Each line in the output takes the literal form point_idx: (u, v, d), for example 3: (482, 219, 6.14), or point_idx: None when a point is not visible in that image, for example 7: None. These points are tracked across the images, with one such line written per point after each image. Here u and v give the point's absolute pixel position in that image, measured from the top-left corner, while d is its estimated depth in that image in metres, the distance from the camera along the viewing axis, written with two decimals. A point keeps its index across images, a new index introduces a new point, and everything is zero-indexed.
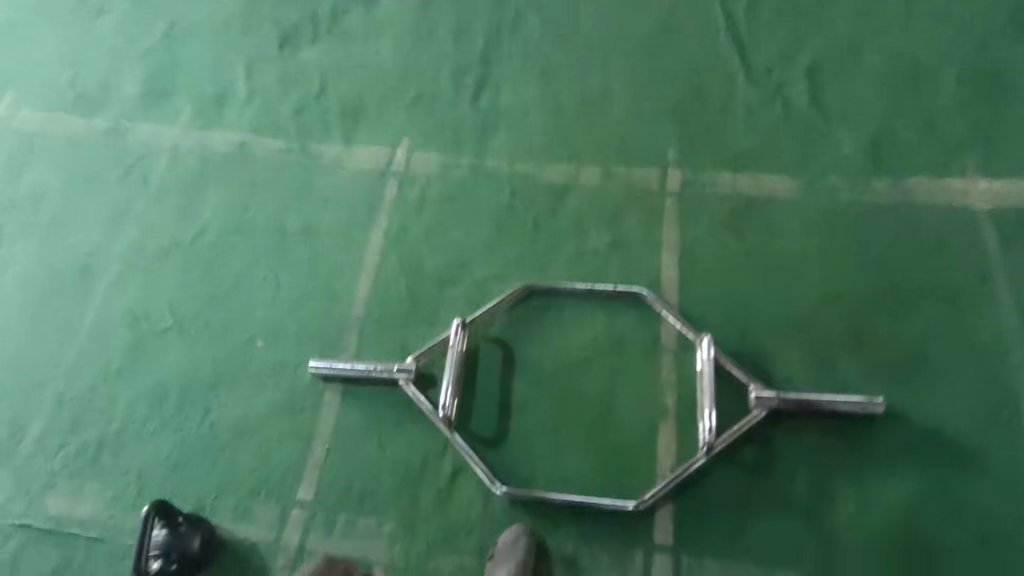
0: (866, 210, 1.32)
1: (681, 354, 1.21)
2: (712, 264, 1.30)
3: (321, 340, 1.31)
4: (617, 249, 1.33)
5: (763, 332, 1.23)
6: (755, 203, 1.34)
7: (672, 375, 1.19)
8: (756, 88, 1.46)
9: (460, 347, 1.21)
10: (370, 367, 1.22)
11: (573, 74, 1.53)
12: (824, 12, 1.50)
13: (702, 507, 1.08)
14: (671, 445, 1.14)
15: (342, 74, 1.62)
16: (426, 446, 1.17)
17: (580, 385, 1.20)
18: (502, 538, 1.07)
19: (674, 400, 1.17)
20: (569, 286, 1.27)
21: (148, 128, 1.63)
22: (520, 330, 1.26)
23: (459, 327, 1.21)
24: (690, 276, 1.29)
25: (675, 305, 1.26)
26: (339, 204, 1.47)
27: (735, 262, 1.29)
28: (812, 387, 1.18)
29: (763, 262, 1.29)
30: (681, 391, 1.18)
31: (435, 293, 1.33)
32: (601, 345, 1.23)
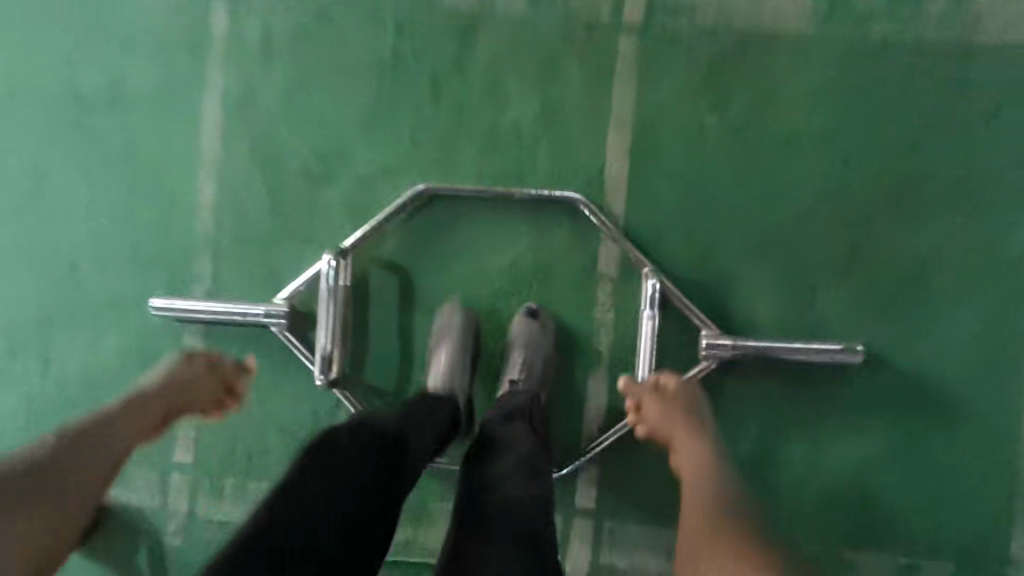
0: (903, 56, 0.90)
1: (621, 284, 0.95)
2: (673, 146, 0.93)
3: (166, 263, 1.03)
4: (547, 123, 0.94)
5: (731, 248, 0.93)
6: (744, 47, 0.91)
7: (607, 309, 0.96)
8: None
9: (344, 283, 0.95)
10: (218, 309, 0.96)
11: None
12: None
13: (628, 465, 0.95)
14: (605, 393, 0.96)
15: None
16: (315, 402, 0.99)
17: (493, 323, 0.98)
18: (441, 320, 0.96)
19: (610, 343, 0.96)
20: (476, 190, 0.94)
21: None
22: (417, 248, 0.98)
23: (347, 254, 0.95)
24: (643, 171, 0.93)
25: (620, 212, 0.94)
26: (151, 47, 1.03)
27: (709, 143, 0.92)
28: (775, 330, 0.93)
29: (744, 140, 0.92)
30: (619, 332, 0.95)
31: (303, 195, 1.01)
32: (519, 270, 0.97)
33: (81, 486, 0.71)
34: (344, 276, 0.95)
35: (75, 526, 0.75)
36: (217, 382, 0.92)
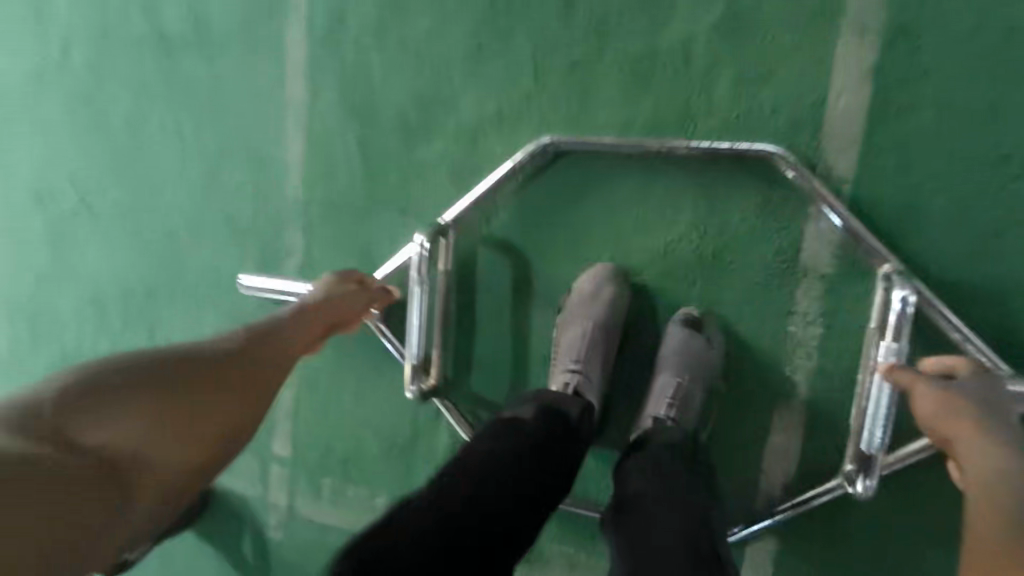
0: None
1: (825, 278, 0.67)
2: (921, 66, 0.64)
3: (258, 231, 0.89)
4: (723, 39, 0.69)
5: (1004, 226, 0.63)
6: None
7: (812, 317, 0.68)
8: None
9: (444, 270, 0.76)
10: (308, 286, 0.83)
11: None
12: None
13: (839, 534, 0.68)
14: (797, 432, 0.69)
15: None
16: (416, 405, 0.82)
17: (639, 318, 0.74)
18: (579, 289, 0.73)
19: (804, 360, 0.68)
20: (626, 143, 0.69)
21: None
22: (540, 218, 0.76)
23: (450, 229, 0.75)
24: (871, 107, 0.66)
25: (826, 171, 0.67)
26: None
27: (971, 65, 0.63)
28: None
29: None
30: (818, 345, 0.68)
31: (403, 150, 0.82)
32: (683, 254, 0.71)
33: (189, 396, 0.59)
34: (445, 260, 0.76)
35: (221, 438, 0.61)
36: (362, 306, 0.75)
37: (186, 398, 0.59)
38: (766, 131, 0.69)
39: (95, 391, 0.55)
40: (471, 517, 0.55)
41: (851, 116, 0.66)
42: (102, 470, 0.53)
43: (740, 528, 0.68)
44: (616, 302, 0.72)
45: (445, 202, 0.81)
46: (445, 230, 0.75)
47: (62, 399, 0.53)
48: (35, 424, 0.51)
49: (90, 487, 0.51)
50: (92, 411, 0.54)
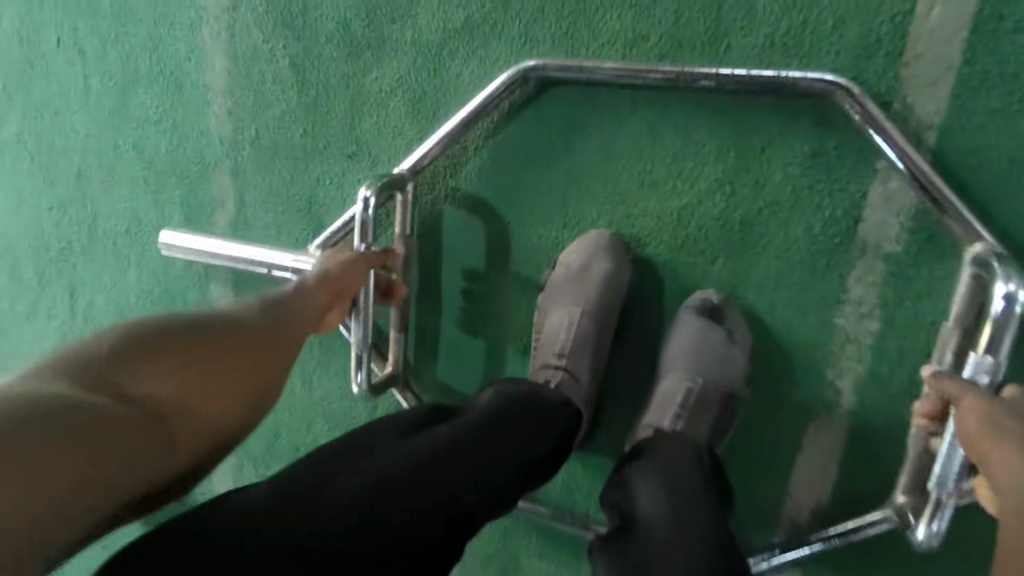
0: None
1: (889, 256, 0.51)
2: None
3: (182, 175, 0.73)
4: None
5: None
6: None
7: (866, 309, 0.52)
8: None
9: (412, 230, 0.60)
10: (235, 253, 0.67)
11: None
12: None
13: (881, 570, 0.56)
14: (834, 450, 0.55)
15: None
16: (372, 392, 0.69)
17: (642, 298, 0.58)
18: (570, 263, 0.57)
19: (852, 360, 0.53)
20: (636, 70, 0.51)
21: None
22: (523, 168, 0.59)
23: (408, 178, 0.58)
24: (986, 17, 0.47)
25: (904, 111, 0.50)
26: None
27: None
28: None
29: None
30: (873, 342, 0.52)
31: (349, 75, 0.64)
32: (702, 220, 0.55)
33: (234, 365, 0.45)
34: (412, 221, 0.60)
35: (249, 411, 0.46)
36: (364, 277, 0.56)
37: (214, 358, 0.44)
38: (824, 55, 0.50)
39: (135, 342, 0.41)
40: (438, 492, 0.42)
41: (947, 35, 0.48)
42: (141, 427, 0.38)
43: (763, 560, 0.54)
44: (616, 280, 0.56)
45: (402, 145, 0.64)
46: (402, 180, 0.57)
47: (110, 353, 0.40)
48: (85, 377, 0.38)
49: (122, 443, 0.36)
50: (129, 365, 0.40)
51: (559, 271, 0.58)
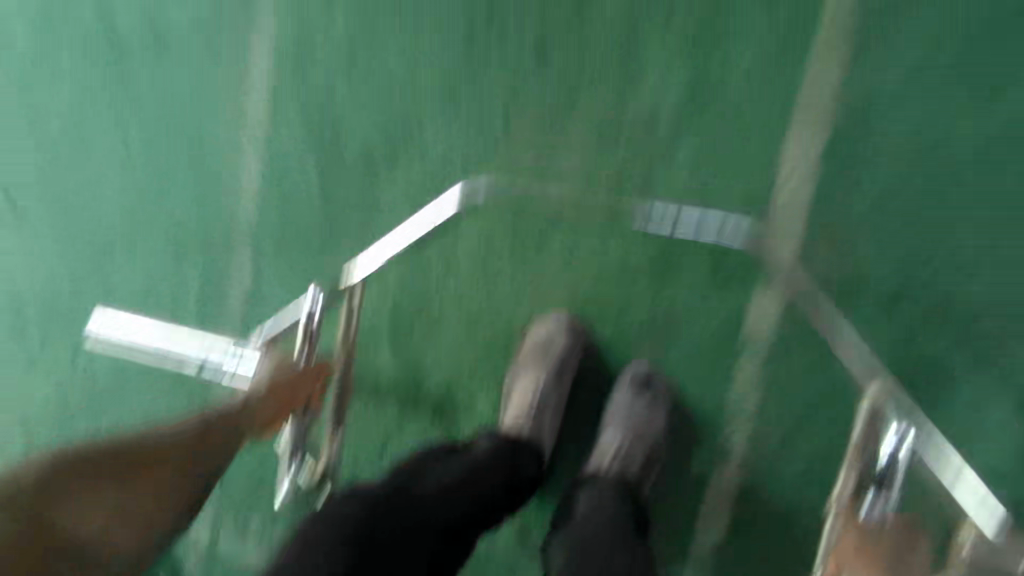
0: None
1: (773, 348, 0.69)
2: (885, 162, 0.65)
3: (204, 252, 0.86)
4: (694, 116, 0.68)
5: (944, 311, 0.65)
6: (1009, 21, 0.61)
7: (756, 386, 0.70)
8: None
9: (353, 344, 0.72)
10: (201, 350, 0.80)
11: None
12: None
13: None
14: (730, 497, 0.71)
15: None
16: (357, 443, 0.80)
17: (595, 369, 0.75)
18: (536, 339, 0.72)
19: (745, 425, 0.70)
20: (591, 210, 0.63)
21: None
22: (501, 263, 0.74)
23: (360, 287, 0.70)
24: (831, 195, 0.66)
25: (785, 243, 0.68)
26: None
27: (932, 151, 0.64)
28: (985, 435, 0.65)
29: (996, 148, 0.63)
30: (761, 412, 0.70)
31: (362, 181, 0.79)
32: (637, 313, 0.72)
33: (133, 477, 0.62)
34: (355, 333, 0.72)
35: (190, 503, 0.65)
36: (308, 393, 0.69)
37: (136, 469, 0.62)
38: (730, 197, 0.68)
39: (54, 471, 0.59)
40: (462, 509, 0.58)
41: (813, 193, 0.67)
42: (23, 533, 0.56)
43: None
44: (567, 355, 0.71)
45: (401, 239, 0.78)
46: (354, 289, 0.70)
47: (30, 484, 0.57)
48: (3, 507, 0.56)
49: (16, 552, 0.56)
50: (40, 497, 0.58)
51: (528, 341, 0.73)
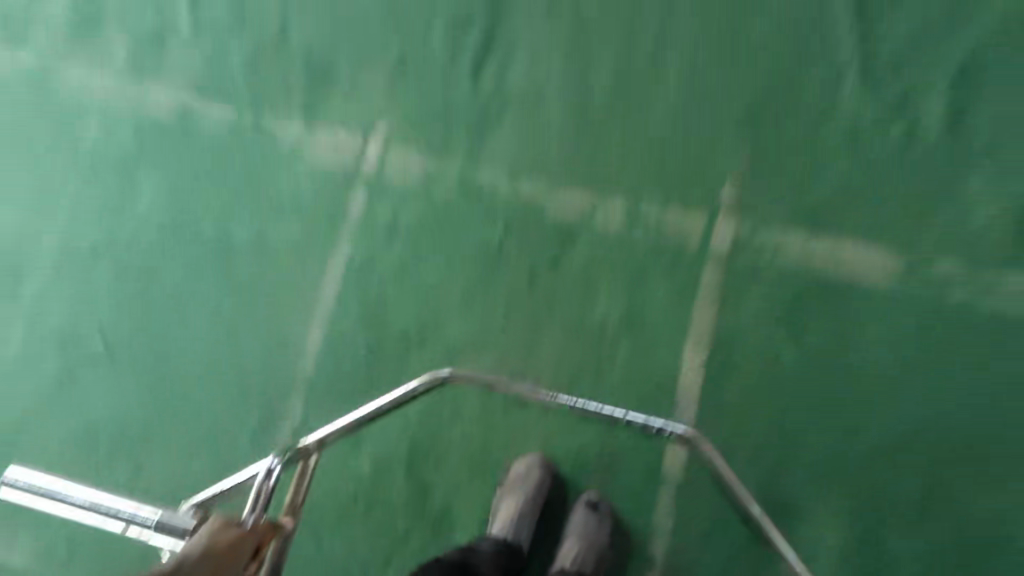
0: (978, 321, 0.97)
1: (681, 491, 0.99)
2: (743, 365, 1.00)
3: (263, 399, 1.12)
4: (630, 330, 1.04)
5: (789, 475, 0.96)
6: (812, 290, 1.01)
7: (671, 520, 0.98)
8: (865, 110, 1.04)
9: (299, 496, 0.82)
10: (127, 506, 0.82)
11: (603, 48, 1.14)
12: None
13: None
14: None
15: (311, 13, 1.24)
16: (368, 555, 1.02)
17: (561, 495, 1.02)
18: (518, 468, 1.01)
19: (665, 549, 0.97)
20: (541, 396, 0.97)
21: (79, 69, 1.30)
22: (495, 420, 1.05)
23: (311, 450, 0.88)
24: (714, 389, 1.00)
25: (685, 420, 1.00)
26: (292, 216, 1.18)
27: (773, 364, 1.00)
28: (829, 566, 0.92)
29: (810, 368, 0.99)
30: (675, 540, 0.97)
31: (397, 355, 1.10)
32: (590, 460, 1.02)
33: None
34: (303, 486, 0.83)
35: None
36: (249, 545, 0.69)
37: None
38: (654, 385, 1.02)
39: None
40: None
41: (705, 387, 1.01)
42: None
43: None
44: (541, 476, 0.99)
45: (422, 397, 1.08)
46: (307, 451, 0.88)
47: None
48: None
49: None
50: None
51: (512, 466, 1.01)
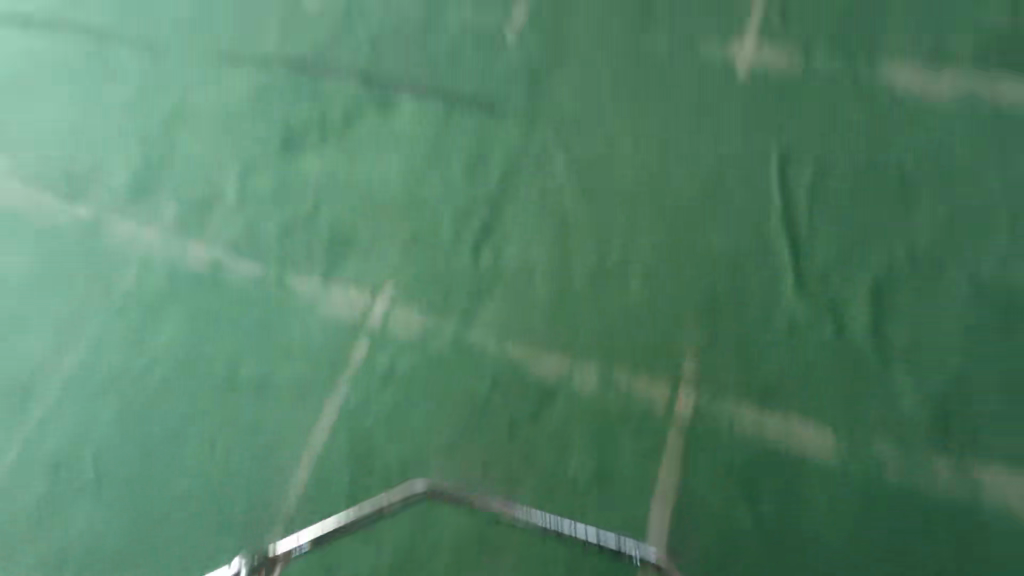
0: (915, 502, 1.07)
1: None
2: (702, 525, 1.10)
3: (246, 533, 1.19)
4: (600, 483, 1.14)
5: None
6: (763, 456, 1.12)
7: None
8: (803, 301, 1.22)
9: None
10: None
11: (584, 241, 1.36)
12: (881, 209, 1.29)
13: None
14: None
15: (341, 194, 1.48)
16: None
17: None
18: None
19: None
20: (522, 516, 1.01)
21: (127, 226, 1.48)
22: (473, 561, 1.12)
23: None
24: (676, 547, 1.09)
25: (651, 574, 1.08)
26: (299, 359, 1.30)
27: (731, 525, 1.09)
28: None
29: (766, 532, 1.08)
30: None
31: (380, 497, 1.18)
32: None
33: None
34: None
35: None
36: None
37: None
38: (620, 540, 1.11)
39: None
40: None
41: (667, 543, 1.10)
42: None
43: None
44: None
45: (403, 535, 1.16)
46: None
47: None
48: None
49: None
50: None
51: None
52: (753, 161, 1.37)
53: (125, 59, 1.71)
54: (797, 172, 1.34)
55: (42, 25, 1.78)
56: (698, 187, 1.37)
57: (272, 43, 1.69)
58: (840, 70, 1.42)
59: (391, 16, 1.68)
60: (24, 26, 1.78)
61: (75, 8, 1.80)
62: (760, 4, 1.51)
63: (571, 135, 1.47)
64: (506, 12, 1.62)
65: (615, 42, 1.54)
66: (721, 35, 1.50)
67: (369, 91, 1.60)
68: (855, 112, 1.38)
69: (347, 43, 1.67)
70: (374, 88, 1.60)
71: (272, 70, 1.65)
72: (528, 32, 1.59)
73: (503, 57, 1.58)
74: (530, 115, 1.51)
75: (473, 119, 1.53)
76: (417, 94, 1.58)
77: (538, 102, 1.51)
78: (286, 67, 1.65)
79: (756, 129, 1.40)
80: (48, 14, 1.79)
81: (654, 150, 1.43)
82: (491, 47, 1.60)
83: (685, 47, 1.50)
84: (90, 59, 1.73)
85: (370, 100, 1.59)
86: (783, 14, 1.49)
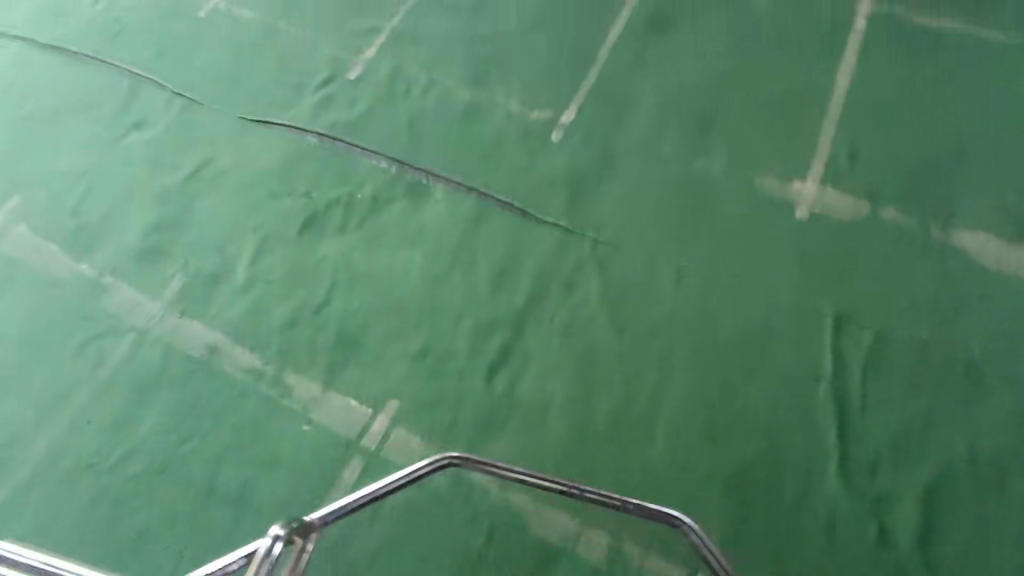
0: None
1: None
2: None
3: None
4: None
5: None
6: None
7: None
8: (844, 489, 1.12)
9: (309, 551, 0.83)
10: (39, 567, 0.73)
11: (609, 378, 1.25)
12: (940, 395, 1.18)
13: None
14: None
15: (356, 286, 1.38)
16: None
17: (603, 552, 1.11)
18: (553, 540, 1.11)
19: None
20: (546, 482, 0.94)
21: (130, 291, 1.39)
22: None
23: (314, 527, 0.83)
24: None
25: None
26: (285, 467, 1.21)
27: None
28: None
29: None
30: None
31: None
32: None
33: None
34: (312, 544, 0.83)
35: None
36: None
37: None
38: None
39: None
40: None
41: None
42: None
43: None
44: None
45: None
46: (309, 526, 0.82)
47: None
48: None
49: None
50: None
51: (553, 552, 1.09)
52: (803, 313, 1.27)
53: (157, 107, 1.65)
54: (853, 333, 1.24)
55: (80, 58, 1.73)
56: (742, 333, 1.26)
57: (307, 110, 1.62)
58: (909, 229, 1.32)
59: (434, 97, 1.61)
60: (62, 57, 1.74)
61: (116, 44, 1.75)
62: (826, 145, 1.43)
63: (610, 257, 1.36)
64: (555, 113, 1.55)
65: (669, 162, 1.45)
66: (782, 171, 1.41)
67: (401, 176, 1.51)
68: (921, 280, 1.27)
69: (386, 119, 1.59)
70: (406, 174, 1.51)
71: (305, 138, 1.58)
72: (577, 137, 1.51)
73: (548, 159, 1.49)
74: (566, 229, 1.41)
75: (507, 221, 1.43)
76: (450, 184, 1.49)
77: (578, 215, 1.42)
78: (319, 138, 1.57)
79: (810, 280, 1.29)
80: (89, 47, 1.75)
81: (696, 284, 1.32)
82: (537, 147, 1.51)
83: (742, 179, 1.41)
84: (121, 102, 1.66)
85: (400, 186, 1.50)
86: (850, 159, 1.40)
